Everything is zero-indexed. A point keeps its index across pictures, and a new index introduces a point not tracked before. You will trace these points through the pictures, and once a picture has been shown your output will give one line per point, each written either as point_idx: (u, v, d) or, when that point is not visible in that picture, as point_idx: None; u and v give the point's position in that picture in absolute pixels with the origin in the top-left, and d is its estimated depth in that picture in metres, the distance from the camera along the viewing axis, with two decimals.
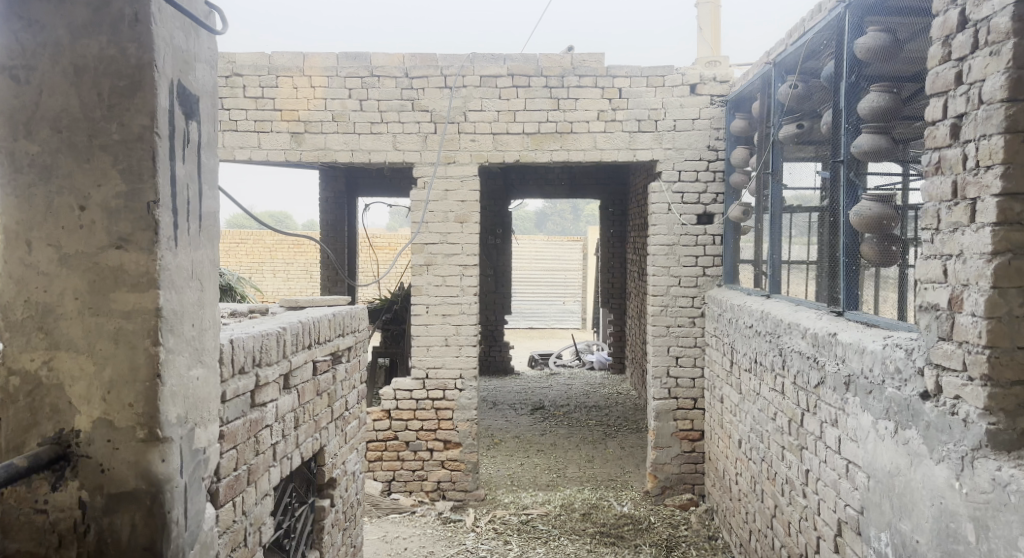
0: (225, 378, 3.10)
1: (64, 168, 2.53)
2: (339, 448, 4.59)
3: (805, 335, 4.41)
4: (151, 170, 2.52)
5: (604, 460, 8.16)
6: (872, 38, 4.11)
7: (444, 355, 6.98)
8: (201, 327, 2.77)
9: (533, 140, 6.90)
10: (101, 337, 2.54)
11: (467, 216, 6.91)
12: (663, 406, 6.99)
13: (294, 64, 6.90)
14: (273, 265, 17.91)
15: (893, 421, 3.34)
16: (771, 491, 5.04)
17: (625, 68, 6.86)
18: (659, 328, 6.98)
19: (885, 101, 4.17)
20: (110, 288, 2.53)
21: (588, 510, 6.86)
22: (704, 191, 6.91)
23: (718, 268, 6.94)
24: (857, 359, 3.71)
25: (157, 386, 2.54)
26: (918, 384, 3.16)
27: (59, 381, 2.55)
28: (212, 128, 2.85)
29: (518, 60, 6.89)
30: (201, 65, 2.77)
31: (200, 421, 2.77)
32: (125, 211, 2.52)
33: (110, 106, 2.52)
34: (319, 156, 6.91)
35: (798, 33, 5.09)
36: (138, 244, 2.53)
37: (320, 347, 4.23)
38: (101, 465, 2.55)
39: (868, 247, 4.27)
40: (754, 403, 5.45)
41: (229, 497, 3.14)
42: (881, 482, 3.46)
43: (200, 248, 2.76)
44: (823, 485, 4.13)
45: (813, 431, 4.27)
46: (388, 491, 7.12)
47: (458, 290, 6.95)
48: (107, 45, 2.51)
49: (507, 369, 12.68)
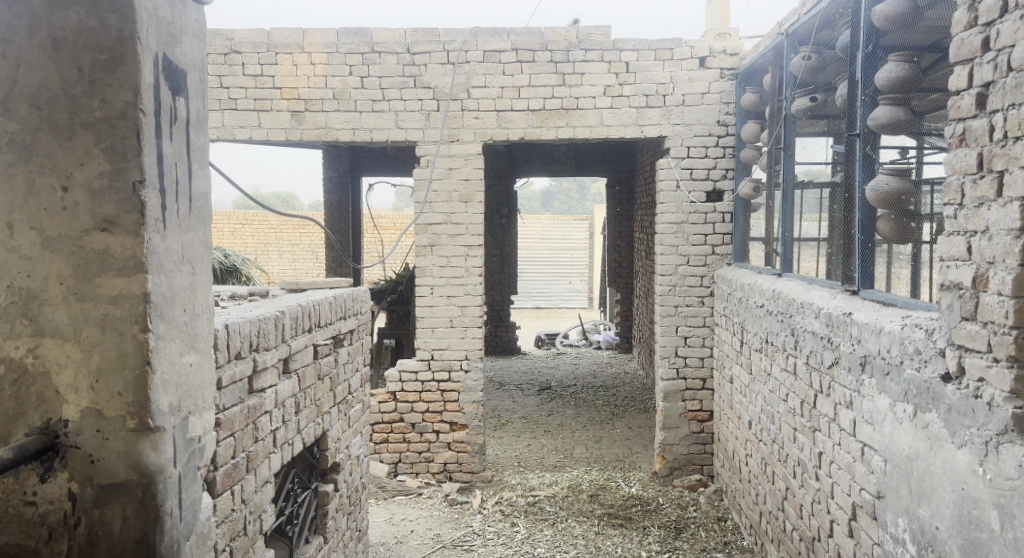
0: (221, 363, 3.01)
1: (44, 148, 2.42)
2: (342, 433, 4.50)
3: (819, 315, 4.30)
4: (136, 148, 2.41)
5: (612, 441, 8.07)
6: (890, 5, 4.00)
7: (449, 337, 6.88)
8: (194, 312, 2.67)
9: (538, 117, 6.77)
10: (88, 323, 2.44)
11: (471, 195, 6.79)
12: (671, 387, 6.89)
13: (293, 41, 6.76)
14: (278, 246, 17.82)
15: (912, 405, 3.23)
16: (783, 473, 4.95)
17: (632, 41, 6.71)
18: (667, 308, 6.87)
19: (903, 71, 4.06)
20: (96, 273, 2.43)
21: (596, 491, 6.77)
22: (714, 167, 6.77)
23: (727, 246, 6.82)
24: (873, 339, 3.60)
25: (147, 374, 2.44)
26: (939, 365, 3.06)
27: (46, 369, 2.45)
28: (201, 104, 2.73)
29: (522, 35, 6.74)
30: (189, 38, 2.65)
31: (194, 409, 2.67)
32: (109, 192, 2.41)
33: (92, 81, 2.40)
34: (320, 135, 6.79)
35: (813, 3, 4.96)
36: (124, 227, 2.42)
37: (321, 331, 4.13)
38: (91, 456, 2.45)
39: (884, 224, 4.17)
40: (765, 384, 5.34)
41: (227, 486, 3.04)
42: (898, 466, 3.36)
43: (191, 230, 2.65)
44: (837, 468, 4.03)
45: (827, 413, 4.16)
46: (394, 473, 7.04)
47: (463, 270, 6.84)
48: (86, 17, 2.39)
49: (513, 349, 12.59)
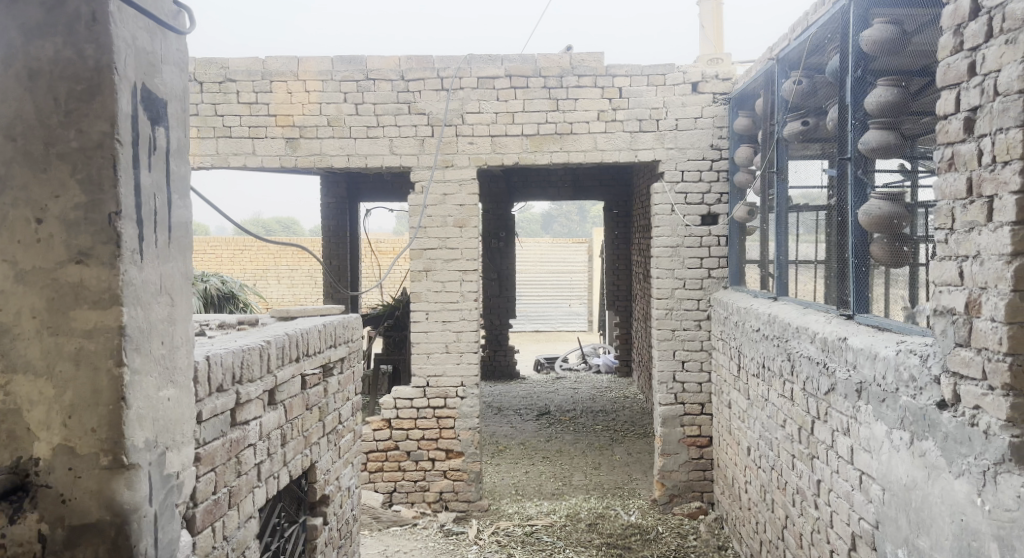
0: (201, 396, 2.95)
1: (19, 179, 2.37)
2: (332, 464, 4.43)
3: (814, 340, 4.24)
4: (112, 179, 2.37)
5: (611, 467, 7.98)
6: (878, 30, 3.98)
7: (445, 363, 6.82)
8: (172, 345, 2.62)
9: (532, 142, 6.74)
10: (61, 358, 2.38)
11: (466, 220, 6.75)
12: (669, 412, 6.81)
13: (288, 69, 6.76)
14: (278, 271, 17.78)
15: (908, 432, 3.16)
16: (782, 501, 4.86)
17: (625, 66, 6.69)
18: (664, 332, 6.81)
19: (892, 96, 4.01)
20: (70, 306, 2.38)
21: (594, 520, 6.67)
22: (708, 191, 6.74)
23: (723, 269, 6.76)
24: (868, 365, 3.54)
25: (121, 409, 2.38)
26: (934, 392, 3.00)
27: (17, 406, 2.39)
28: (183, 133, 2.69)
29: (516, 61, 6.73)
30: (169, 68, 2.61)
31: (172, 444, 2.61)
32: (85, 224, 2.37)
33: (67, 111, 2.36)
34: (314, 162, 6.76)
35: (802, 27, 4.94)
36: (99, 259, 2.37)
37: (309, 360, 4.08)
38: (63, 495, 2.39)
39: (878, 248, 4.12)
40: (763, 410, 5.26)
41: (208, 522, 2.97)
42: (896, 496, 3.28)
43: (170, 261, 2.60)
44: (836, 497, 3.95)
45: (824, 440, 4.09)
46: (389, 502, 6.95)
47: (458, 296, 6.79)
48: (63, 47, 2.36)
49: (512, 374, 12.50)
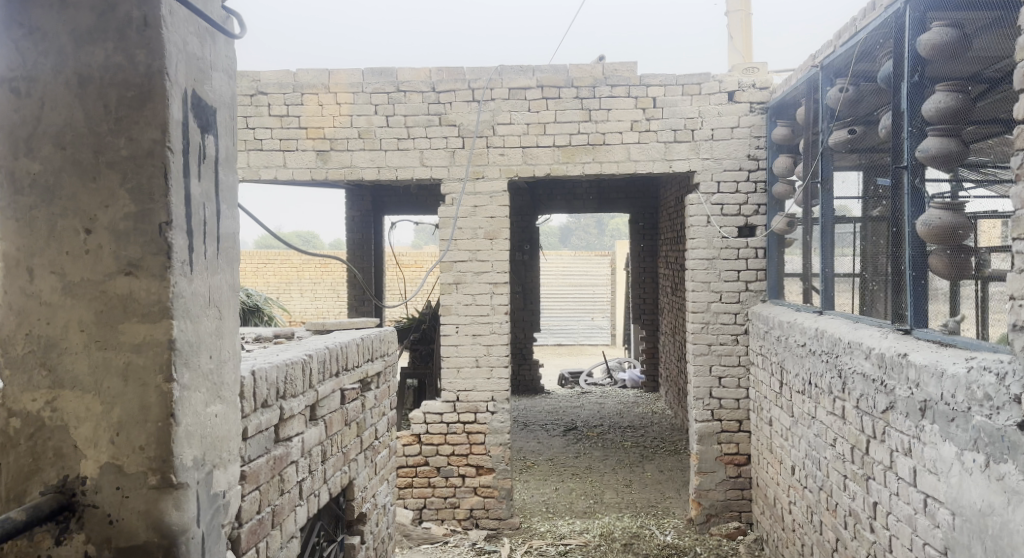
0: (247, 412, 2.84)
1: (68, 189, 2.28)
2: (368, 481, 4.31)
3: (869, 356, 4.11)
4: (163, 189, 2.27)
5: (643, 485, 7.81)
6: (937, 34, 3.86)
7: (475, 378, 6.70)
8: (220, 359, 2.51)
9: (565, 153, 6.63)
10: (109, 373, 2.28)
11: (497, 232, 6.64)
12: (706, 429, 6.65)
13: (319, 81, 6.70)
14: (300, 284, 17.72)
15: (983, 454, 3.05)
16: (832, 522, 4.70)
17: (659, 76, 6.58)
18: (700, 347, 6.67)
19: (954, 102, 3.91)
20: (119, 319, 2.28)
21: (629, 540, 6.50)
22: (746, 202, 6.60)
23: (761, 282, 6.62)
24: (933, 383, 3.41)
25: (171, 427, 2.28)
26: (1014, 412, 2.88)
27: (65, 423, 2.29)
28: (231, 142, 2.59)
29: (548, 72, 6.64)
30: (218, 74, 2.52)
31: (219, 462, 2.51)
32: (134, 234, 2.27)
33: (118, 119, 2.27)
34: (345, 174, 6.68)
35: (850, 34, 4.82)
36: (149, 270, 2.27)
37: (348, 374, 3.98)
38: (110, 515, 2.28)
39: (937, 260, 3.97)
40: (809, 428, 5.11)
41: (252, 542, 2.86)
42: (969, 521, 3.15)
43: (219, 273, 2.50)
44: (896, 520, 3.81)
45: (882, 461, 3.96)
46: (419, 519, 6.82)
47: (489, 308, 6.68)
48: (114, 53, 2.27)
49: (537, 388, 12.35)
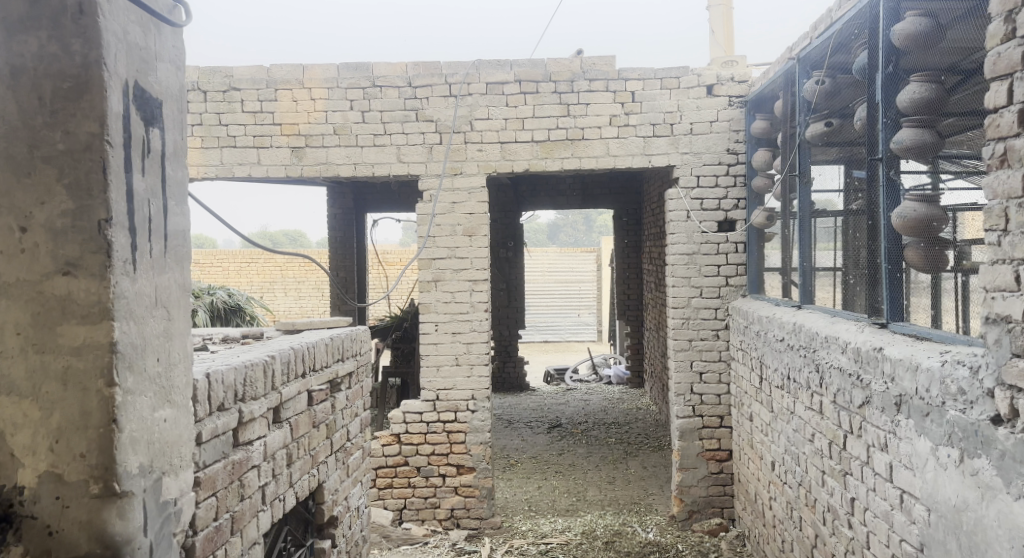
0: (201, 416, 2.76)
1: (2, 185, 2.20)
2: (339, 483, 4.22)
3: (846, 350, 4.05)
4: (102, 184, 2.19)
5: (626, 482, 7.76)
6: (911, 24, 3.83)
7: (455, 376, 6.62)
8: (169, 362, 2.43)
9: (543, 148, 6.56)
10: (48, 378, 2.21)
11: (476, 229, 6.56)
12: (688, 425, 6.59)
13: (293, 77, 6.60)
14: (284, 283, 17.59)
15: (957, 449, 2.99)
16: (811, 519, 4.65)
17: (638, 70, 6.51)
18: (681, 342, 6.60)
19: (928, 92, 3.86)
20: (57, 321, 2.20)
21: (611, 537, 6.44)
22: (725, 197, 6.55)
23: (741, 277, 6.56)
24: (908, 377, 3.36)
25: (113, 433, 2.20)
26: (987, 407, 2.83)
27: (1, 431, 2.21)
28: (179, 136, 2.50)
29: (525, 66, 6.55)
30: (164, 65, 2.43)
31: (169, 469, 2.42)
32: (72, 232, 2.19)
33: (54, 111, 2.19)
34: (320, 171, 6.59)
35: (826, 25, 4.76)
36: (88, 270, 2.19)
37: (316, 375, 3.89)
38: (49, 526, 2.21)
39: (912, 253, 3.93)
40: (789, 423, 5.05)
41: (209, 550, 2.78)
42: (944, 518, 3.09)
43: (167, 272, 2.42)
44: (873, 516, 3.75)
45: (859, 456, 3.90)
46: (399, 520, 6.74)
47: (468, 306, 6.60)
48: (48, 42, 2.18)
49: (522, 386, 12.28)
